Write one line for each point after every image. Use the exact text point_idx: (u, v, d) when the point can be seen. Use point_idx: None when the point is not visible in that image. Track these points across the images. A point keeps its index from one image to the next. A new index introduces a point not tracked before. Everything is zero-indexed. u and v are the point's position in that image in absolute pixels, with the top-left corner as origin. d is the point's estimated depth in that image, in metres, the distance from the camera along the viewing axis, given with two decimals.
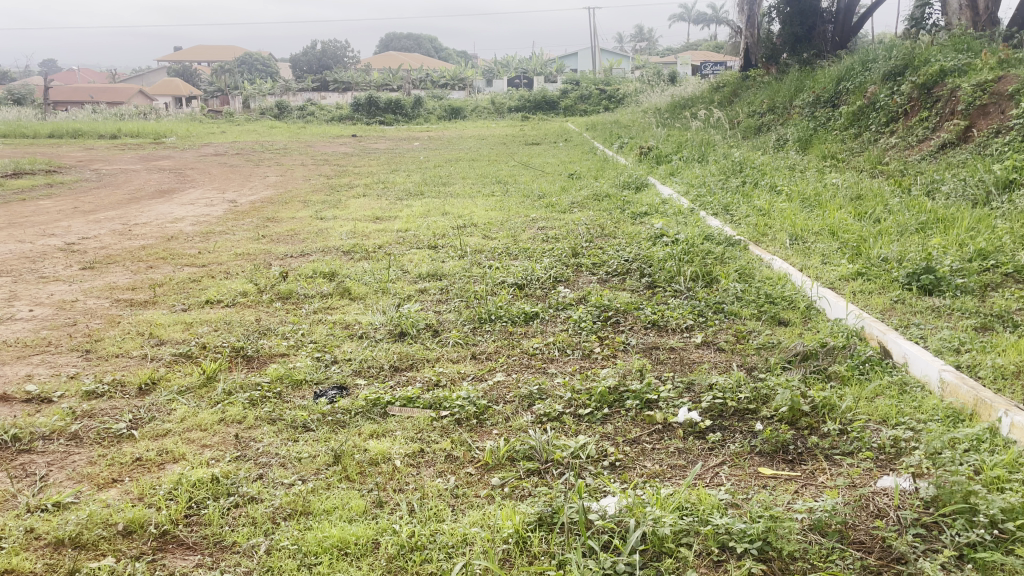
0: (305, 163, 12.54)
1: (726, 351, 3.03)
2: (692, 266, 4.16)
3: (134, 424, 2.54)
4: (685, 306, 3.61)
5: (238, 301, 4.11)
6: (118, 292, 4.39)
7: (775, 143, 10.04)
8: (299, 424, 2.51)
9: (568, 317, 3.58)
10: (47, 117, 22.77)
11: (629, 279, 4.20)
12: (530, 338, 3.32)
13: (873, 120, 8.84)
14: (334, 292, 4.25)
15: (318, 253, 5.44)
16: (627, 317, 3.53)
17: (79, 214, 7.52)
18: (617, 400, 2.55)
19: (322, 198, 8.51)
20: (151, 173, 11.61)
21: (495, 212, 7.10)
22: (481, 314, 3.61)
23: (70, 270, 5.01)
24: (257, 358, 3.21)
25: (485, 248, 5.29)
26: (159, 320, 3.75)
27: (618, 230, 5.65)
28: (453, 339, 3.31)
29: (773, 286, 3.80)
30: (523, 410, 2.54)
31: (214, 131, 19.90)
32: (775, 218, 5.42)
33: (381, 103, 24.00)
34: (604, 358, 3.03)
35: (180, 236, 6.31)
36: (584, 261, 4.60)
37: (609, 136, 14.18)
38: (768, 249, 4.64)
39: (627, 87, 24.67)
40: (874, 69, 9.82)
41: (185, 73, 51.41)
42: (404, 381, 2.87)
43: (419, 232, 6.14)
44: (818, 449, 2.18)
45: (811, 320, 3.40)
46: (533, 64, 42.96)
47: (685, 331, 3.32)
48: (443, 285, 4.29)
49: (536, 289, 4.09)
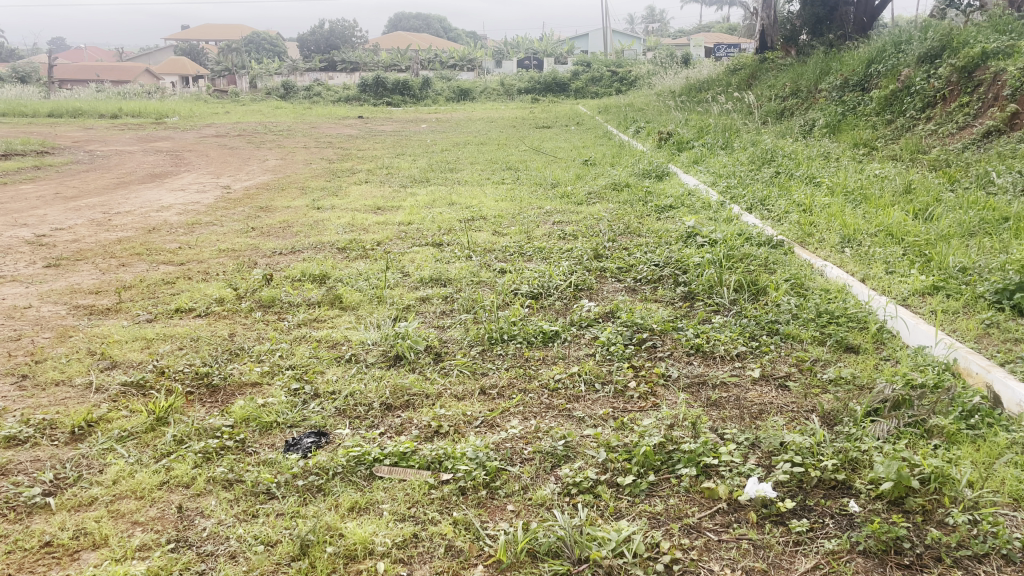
0: (308, 146, 12.00)
1: (793, 392, 2.48)
2: (735, 274, 3.60)
3: (53, 489, 2.01)
4: (732, 326, 3.05)
5: (211, 311, 3.57)
6: (78, 297, 3.85)
7: (801, 130, 9.41)
8: (261, 491, 1.97)
9: (593, 338, 3.03)
10: (48, 96, 22.14)
11: (662, 289, 3.64)
12: (550, 366, 2.77)
13: (907, 105, 8.19)
14: (323, 301, 3.70)
15: (310, 250, 4.91)
16: (665, 340, 2.97)
17: (59, 201, 6.98)
18: (666, 463, 2.00)
19: (321, 185, 7.95)
20: (145, 156, 11.06)
21: (505, 204, 6.53)
22: (491, 333, 3.07)
23: (33, 268, 4.48)
24: (224, 390, 2.68)
25: (495, 247, 4.73)
26: (115, 335, 3.22)
27: (643, 227, 5.08)
28: (458, 368, 2.77)
29: (834, 301, 3.23)
30: (547, 475, 2.00)
31: (218, 111, 19.29)
32: (820, 215, 4.83)
33: (389, 84, 23.31)
34: (641, 398, 2.49)
35: (163, 227, 5.76)
36: (608, 266, 4.03)
37: (624, 120, 13.57)
38: (818, 254, 4.07)
39: (640, 70, 23.95)
40: (907, 51, 9.16)
41: (192, 52, 50.74)
42: (397, 428, 2.34)
43: (422, 227, 5.58)
44: (942, 550, 1.65)
45: (887, 348, 2.83)
46: (543, 47, 42.12)
47: (738, 360, 2.77)
48: (447, 293, 3.74)
49: (553, 301, 3.54)
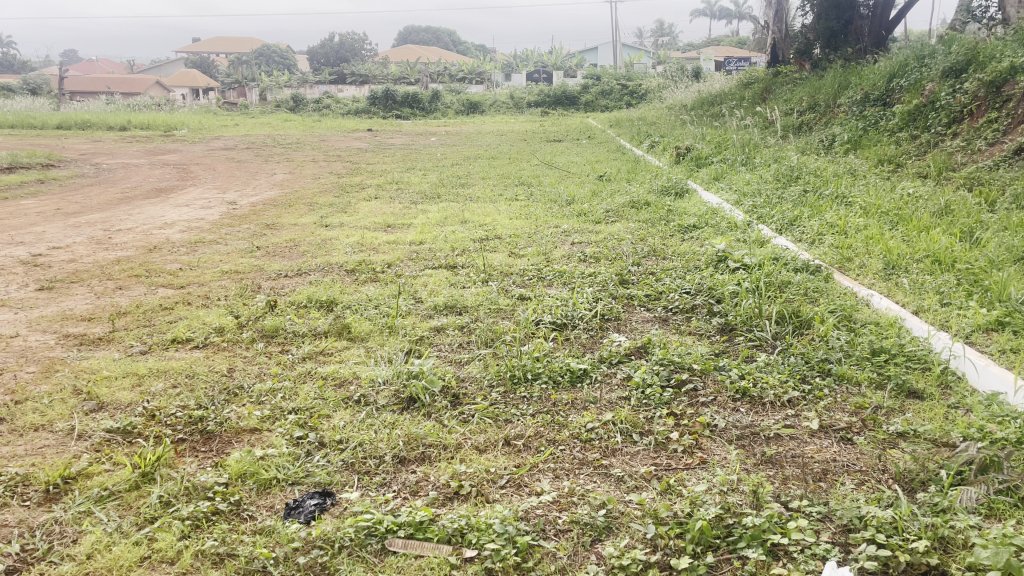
0: (317, 159, 11.81)
1: (858, 450, 2.20)
2: (777, 304, 3.32)
3: (17, 565, 1.75)
4: (780, 366, 2.77)
5: (210, 342, 3.31)
6: (69, 325, 3.61)
7: (821, 145, 9.14)
8: (258, 570, 1.71)
9: (625, 378, 2.75)
10: (59, 108, 22.17)
11: (696, 320, 3.37)
12: (579, 413, 2.50)
13: (932, 120, 7.91)
14: (330, 331, 3.44)
15: (317, 272, 4.66)
16: (705, 381, 2.69)
17: (60, 217, 6.77)
18: (725, 541, 1.73)
19: (330, 201, 7.72)
20: (152, 169, 10.87)
21: (520, 223, 6.28)
22: (514, 372, 2.80)
23: (25, 291, 4.24)
24: (219, 438, 2.42)
25: (512, 270, 4.47)
26: (104, 370, 2.97)
27: (668, 249, 4.81)
28: (479, 414, 2.49)
29: (889, 338, 2.95)
30: (587, 554, 1.74)
31: (227, 123, 19.15)
32: (857, 238, 4.56)
33: (398, 97, 23.13)
34: (686, 453, 2.21)
35: (165, 246, 5.53)
36: (636, 293, 3.76)
37: (637, 133, 13.34)
38: (862, 282, 3.79)
39: (649, 83, 23.76)
40: (931, 66, 8.89)
41: (203, 65, 50.96)
42: (414, 489, 2.07)
43: (434, 247, 5.33)
44: None
45: (955, 394, 2.54)
46: (553, 61, 42.05)
47: (789, 407, 2.49)
48: (463, 323, 3.47)
49: (579, 332, 3.27)
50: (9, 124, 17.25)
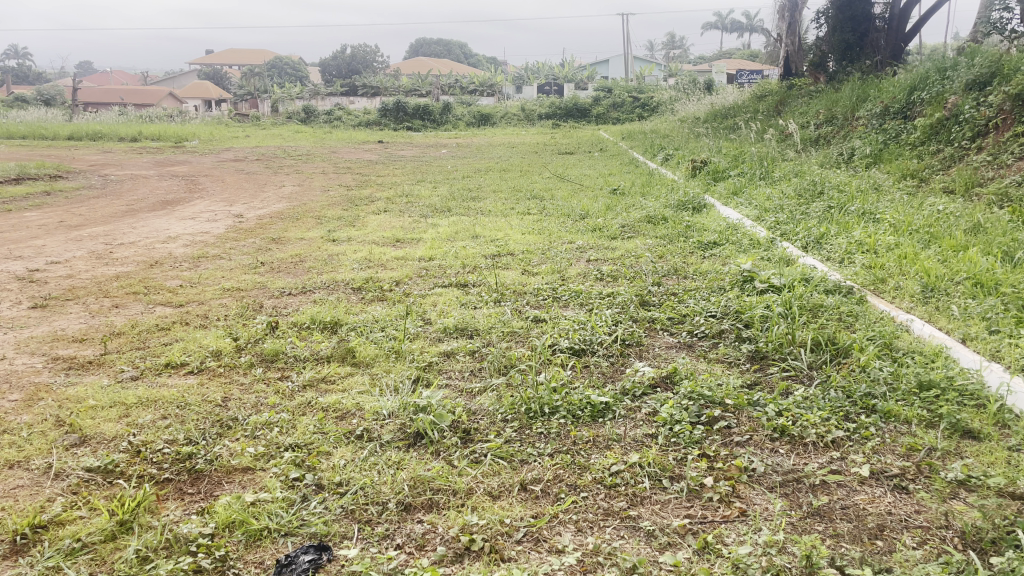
0: (326, 171, 11.67)
1: (915, 504, 1.97)
2: (812, 331, 3.09)
3: None
4: (819, 401, 2.54)
5: (206, 368, 3.12)
6: (59, 347, 3.42)
7: (840, 159, 8.91)
8: None
9: (651, 413, 2.53)
10: (72, 118, 22.24)
11: (724, 347, 3.15)
12: (602, 452, 2.28)
13: (955, 134, 7.66)
14: (333, 355, 3.24)
15: (323, 290, 4.47)
16: (739, 417, 2.47)
17: (62, 230, 6.62)
18: None
19: (338, 214, 7.55)
20: (160, 181, 10.75)
21: (533, 238, 6.08)
22: (530, 406, 2.59)
23: (17, 309, 4.06)
24: (208, 479, 2.22)
25: (526, 289, 4.26)
26: (91, 398, 2.77)
27: (689, 267, 4.60)
28: (492, 454, 2.28)
29: (937, 370, 2.72)
30: None
31: (238, 135, 19.08)
32: (889, 258, 4.32)
33: (409, 109, 23.04)
34: (723, 502, 2.00)
35: (167, 261, 5.35)
36: (658, 315, 3.55)
37: (650, 146, 13.16)
38: (899, 306, 3.56)
39: (661, 96, 23.59)
40: (954, 78, 8.66)
41: (216, 76, 51.28)
42: (420, 544, 1.86)
43: (443, 263, 5.13)
44: None
45: (1015, 434, 2.31)
46: (564, 74, 41.99)
47: (834, 449, 2.27)
48: (474, 348, 3.26)
49: (599, 359, 3.06)
50: (21, 135, 17.24)
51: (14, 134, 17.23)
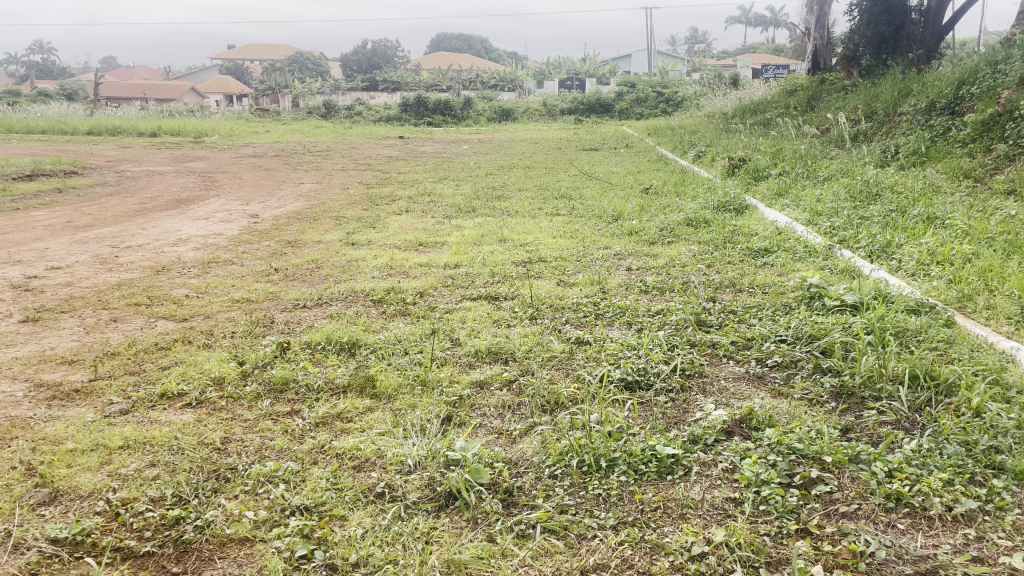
0: (346, 168, 11.30)
1: None
2: (907, 364, 2.65)
3: None
4: (935, 458, 2.10)
5: (206, 400, 2.73)
6: (45, 370, 3.05)
7: (883, 155, 8.37)
8: None
9: (732, 469, 2.10)
10: (93, 113, 22.08)
11: (803, 380, 2.71)
12: (678, 525, 1.86)
13: (1011, 130, 7.09)
14: (350, 385, 2.83)
15: (341, 302, 4.07)
16: (840, 478, 2.04)
17: (69, 231, 6.29)
18: None
19: (358, 214, 7.16)
20: (176, 177, 10.44)
21: (566, 242, 5.64)
22: (583, 458, 2.16)
23: (7, 322, 3.70)
24: (198, 553, 1.83)
25: (564, 303, 3.83)
26: (70, 438, 2.39)
27: (745, 279, 4.15)
28: (544, 527, 1.87)
29: None
30: None
31: (258, 130, 18.80)
32: (972, 271, 3.84)
33: (430, 104, 22.62)
34: None
35: (175, 267, 4.98)
36: (720, 338, 3.11)
37: (679, 143, 12.67)
38: (997, 330, 3.10)
39: (687, 91, 22.99)
40: (1009, 71, 8.08)
41: (238, 71, 51.26)
42: None
43: (471, 271, 4.71)
44: None
45: None
46: (587, 69, 41.42)
47: (966, 526, 1.83)
48: (512, 377, 2.84)
49: (658, 396, 2.63)
50: (40, 130, 17.07)
51: (34, 128, 17.05)
